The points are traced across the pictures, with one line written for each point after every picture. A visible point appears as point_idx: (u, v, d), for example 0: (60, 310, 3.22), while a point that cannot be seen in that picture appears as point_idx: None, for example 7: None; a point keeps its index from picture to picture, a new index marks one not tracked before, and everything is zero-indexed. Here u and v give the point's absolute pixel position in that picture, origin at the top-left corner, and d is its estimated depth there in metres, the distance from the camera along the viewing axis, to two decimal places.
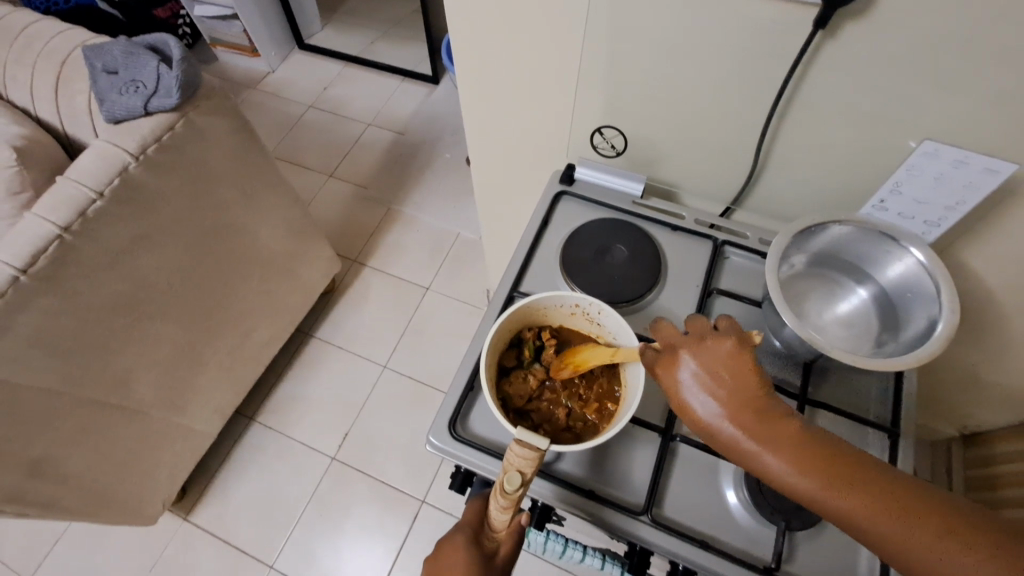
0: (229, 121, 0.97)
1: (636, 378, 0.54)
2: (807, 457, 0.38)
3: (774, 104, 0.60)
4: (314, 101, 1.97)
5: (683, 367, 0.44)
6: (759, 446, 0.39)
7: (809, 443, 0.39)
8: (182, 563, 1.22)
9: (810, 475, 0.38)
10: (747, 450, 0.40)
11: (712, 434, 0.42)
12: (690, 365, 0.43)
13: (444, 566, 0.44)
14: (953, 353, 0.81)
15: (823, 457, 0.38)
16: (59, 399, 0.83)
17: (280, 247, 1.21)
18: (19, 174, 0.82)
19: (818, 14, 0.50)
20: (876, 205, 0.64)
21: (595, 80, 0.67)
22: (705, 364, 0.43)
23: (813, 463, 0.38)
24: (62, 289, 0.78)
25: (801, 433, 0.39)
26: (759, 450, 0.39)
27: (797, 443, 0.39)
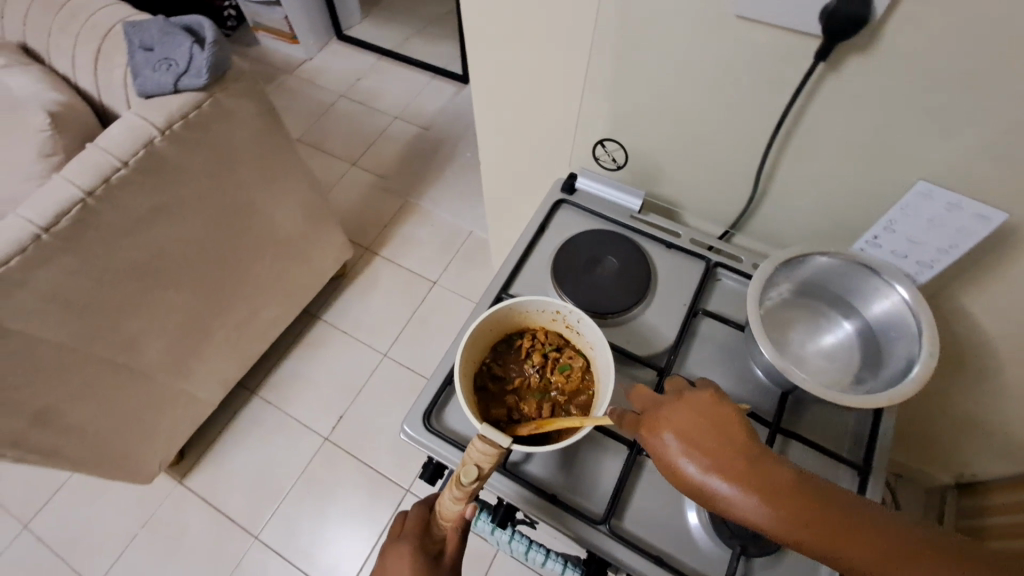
0: (255, 103, 1.00)
1: (607, 386, 0.54)
2: (803, 513, 0.36)
3: (774, 131, 0.60)
4: (346, 91, 2.02)
5: (661, 421, 0.43)
6: (752, 503, 0.37)
7: (806, 500, 0.37)
8: (174, 523, 1.27)
9: (806, 529, 0.36)
10: (738, 507, 0.37)
11: (706, 495, 0.39)
12: (667, 420, 0.42)
13: (389, 569, 0.46)
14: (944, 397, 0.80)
15: (819, 514, 0.36)
16: (70, 354, 0.88)
17: (296, 229, 1.25)
18: (52, 139, 0.87)
19: (819, 46, 0.50)
20: (869, 240, 0.62)
21: (602, 92, 0.68)
22: (687, 418, 0.42)
23: (810, 522, 0.36)
24: (82, 250, 0.82)
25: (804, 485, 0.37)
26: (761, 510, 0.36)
27: (797, 498, 0.37)
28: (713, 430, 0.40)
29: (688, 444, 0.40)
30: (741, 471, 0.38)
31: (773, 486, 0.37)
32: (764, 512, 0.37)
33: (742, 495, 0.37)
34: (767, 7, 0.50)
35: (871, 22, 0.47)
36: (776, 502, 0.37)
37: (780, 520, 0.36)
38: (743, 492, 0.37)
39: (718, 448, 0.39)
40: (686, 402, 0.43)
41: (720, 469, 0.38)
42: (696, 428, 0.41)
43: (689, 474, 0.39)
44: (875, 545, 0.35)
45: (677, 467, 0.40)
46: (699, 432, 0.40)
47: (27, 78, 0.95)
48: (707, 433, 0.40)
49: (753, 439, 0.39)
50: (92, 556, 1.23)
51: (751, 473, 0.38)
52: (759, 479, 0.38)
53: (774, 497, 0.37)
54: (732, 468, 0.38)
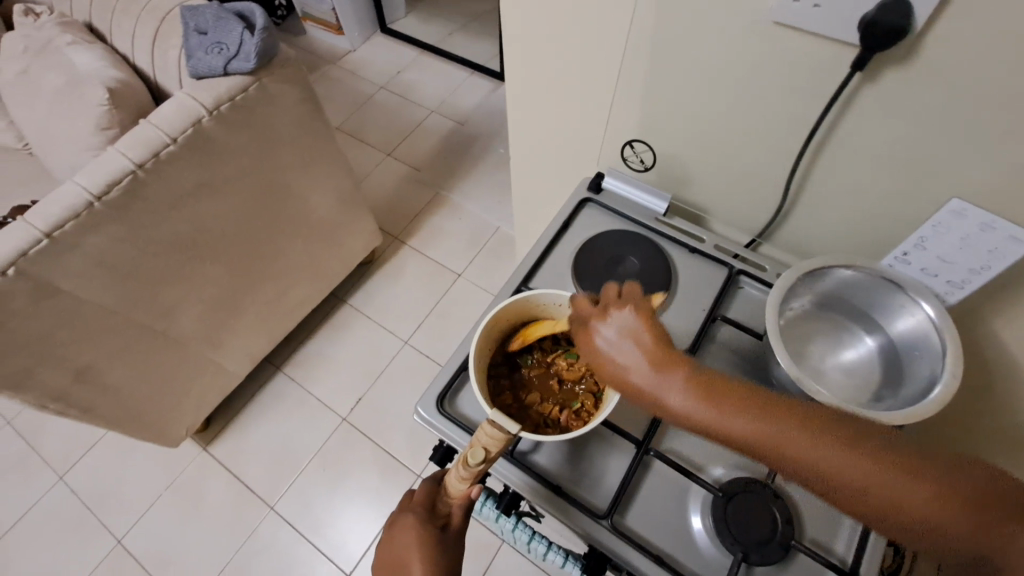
0: (298, 89, 1.03)
1: None
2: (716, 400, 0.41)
3: (807, 140, 0.60)
4: (386, 83, 2.06)
5: (594, 332, 0.46)
6: (669, 392, 0.41)
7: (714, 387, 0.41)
8: (196, 488, 1.33)
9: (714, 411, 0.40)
10: (657, 396, 0.42)
11: (632, 389, 0.43)
12: (599, 329, 0.45)
13: (396, 541, 0.48)
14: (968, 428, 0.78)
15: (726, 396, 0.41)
16: (112, 317, 0.93)
17: (329, 213, 1.28)
18: (109, 113, 0.92)
19: (857, 56, 0.50)
20: (898, 257, 0.61)
21: (634, 93, 0.68)
22: (617, 325, 0.45)
23: (723, 406, 0.40)
24: (129, 219, 0.87)
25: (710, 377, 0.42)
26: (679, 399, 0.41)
27: (704, 385, 0.41)
28: (638, 333, 0.44)
29: (618, 341, 0.44)
30: (661, 365, 0.42)
31: (690, 376, 0.41)
32: (679, 398, 0.41)
33: (660, 384, 0.42)
34: (805, 13, 0.49)
35: (912, 33, 0.46)
36: (691, 391, 0.41)
37: (693, 403, 0.41)
38: (661, 382, 0.42)
39: (640, 346, 0.43)
40: (614, 306, 0.46)
41: (639, 364, 0.43)
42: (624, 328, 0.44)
43: (616, 369, 0.43)
44: (784, 425, 0.39)
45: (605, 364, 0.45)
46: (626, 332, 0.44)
47: (91, 55, 1.01)
48: (635, 334, 0.44)
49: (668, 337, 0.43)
50: (120, 511, 1.30)
51: (668, 367, 0.42)
52: (674, 370, 0.42)
53: (688, 386, 0.41)
54: (654, 363, 0.42)
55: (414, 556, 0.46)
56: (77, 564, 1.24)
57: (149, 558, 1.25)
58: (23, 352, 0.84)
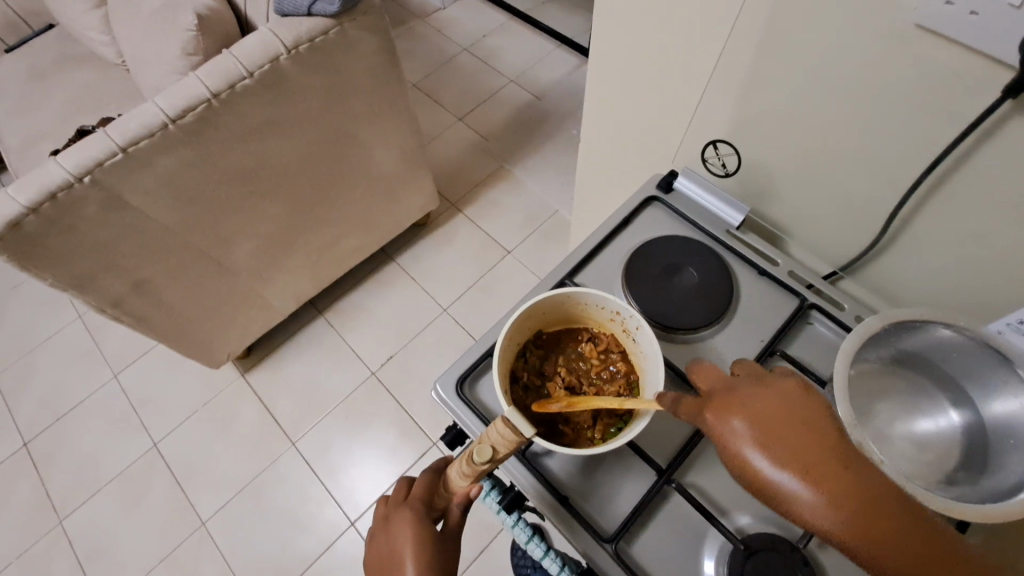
0: (379, 39, 1.01)
1: (651, 405, 0.51)
2: (868, 518, 0.33)
3: (925, 169, 0.51)
4: (471, 45, 2.02)
5: (726, 414, 0.38)
6: (826, 508, 0.33)
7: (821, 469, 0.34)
8: (229, 410, 1.40)
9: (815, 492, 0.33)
10: (795, 502, 0.34)
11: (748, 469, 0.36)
12: (729, 418, 0.38)
13: (390, 537, 0.45)
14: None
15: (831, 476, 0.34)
16: (171, 236, 0.97)
17: (390, 169, 1.28)
18: (195, 40, 0.95)
19: (1012, 79, 0.41)
20: (1012, 324, 0.49)
21: (730, 88, 0.61)
22: (756, 411, 0.37)
23: (877, 533, 0.32)
24: (199, 144, 0.89)
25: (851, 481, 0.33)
26: (832, 512, 0.33)
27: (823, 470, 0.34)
28: (775, 410, 0.37)
29: (765, 436, 0.36)
30: (825, 472, 0.34)
31: (844, 488, 0.33)
32: (828, 513, 0.33)
33: (816, 498, 0.33)
34: (958, 21, 0.41)
35: None
36: (851, 514, 0.33)
37: (841, 522, 0.33)
38: (810, 484, 0.34)
39: (798, 436, 0.35)
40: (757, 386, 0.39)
41: (799, 465, 0.34)
42: (776, 409, 0.37)
43: (759, 470, 0.35)
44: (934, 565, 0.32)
45: (740, 456, 0.36)
46: (774, 417, 0.36)
47: None
48: (788, 420, 0.36)
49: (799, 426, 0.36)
50: (161, 417, 1.39)
51: (839, 478, 0.33)
52: (832, 473, 0.34)
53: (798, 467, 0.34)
54: (814, 468, 0.34)
55: (408, 554, 0.44)
56: (118, 457, 1.35)
57: (178, 465, 1.33)
58: (90, 255, 0.89)
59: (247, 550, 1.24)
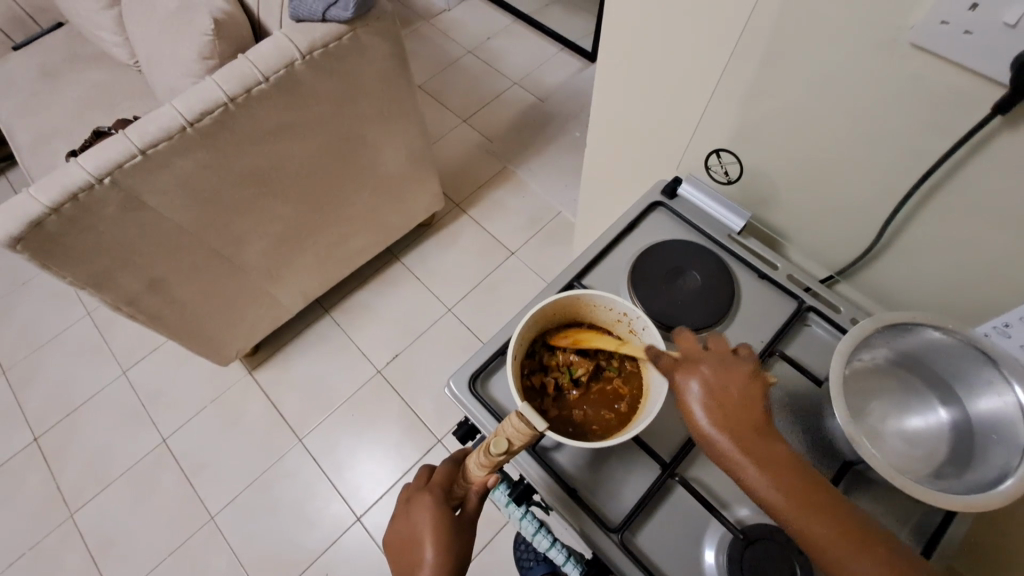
0: (389, 44, 1.03)
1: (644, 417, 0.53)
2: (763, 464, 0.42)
3: (920, 177, 0.54)
4: (475, 48, 2.04)
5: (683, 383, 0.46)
6: (734, 447, 0.42)
7: (739, 424, 0.43)
8: (237, 407, 1.42)
9: (727, 435, 0.43)
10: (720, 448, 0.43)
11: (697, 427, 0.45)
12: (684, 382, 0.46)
13: (412, 522, 0.48)
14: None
15: (745, 430, 0.43)
16: (186, 234, 1.00)
17: (399, 170, 1.30)
18: (212, 44, 0.98)
19: (1002, 97, 0.44)
20: (998, 327, 0.51)
21: (734, 98, 0.64)
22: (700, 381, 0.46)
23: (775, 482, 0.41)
24: (215, 145, 0.91)
25: (764, 444, 0.42)
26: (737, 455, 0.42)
27: (740, 426, 0.43)
28: (721, 383, 0.45)
29: (711, 398, 0.44)
30: (753, 436, 0.42)
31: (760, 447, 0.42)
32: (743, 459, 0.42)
33: (727, 439, 0.43)
34: (953, 39, 0.44)
35: None
36: (768, 468, 0.41)
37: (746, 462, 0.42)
38: (723, 427, 0.43)
39: (731, 402, 0.44)
40: (709, 359, 0.47)
41: (721, 418, 0.43)
42: (724, 377, 0.45)
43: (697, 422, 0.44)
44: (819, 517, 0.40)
45: (690, 409, 0.45)
46: (717, 388, 0.45)
47: None
48: (730, 386, 0.45)
49: (726, 397, 0.44)
50: (169, 413, 1.42)
51: (757, 442, 0.42)
52: (740, 426, 0.43)
53: (726, 424, 0.43)
54: (744, 430, 0.43)
55: (428, 536, 0.47)
56: (126, 451, 1.37)
57: (187, 461, 1.36)
58: (108, 254, 0.91)
59: (255, 545, 1.26)
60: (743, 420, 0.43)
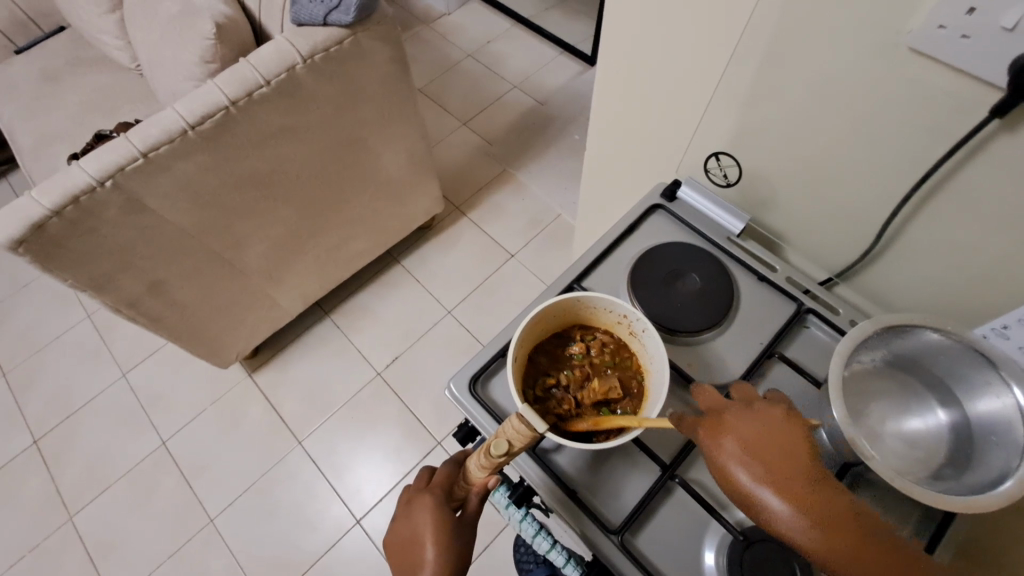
0: (390, 48, 1.04)
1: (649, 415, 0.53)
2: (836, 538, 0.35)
3: (918, 180, 0.54)
4: (475, 51, 2.05)
5: (722, 440, 0.41)
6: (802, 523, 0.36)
7: (803, 489, 0.37)
8: (236, 409, 1.42)
9: (790, 504, 0.36)
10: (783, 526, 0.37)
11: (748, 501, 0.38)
12: (723, 441, 0.41)
13: (412, 522, 0.48)
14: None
15: (807, 495, 0.36)
16: (186, 237, 1.00)
17: (399, 173, 1.31)
18: (213, 48, 0.98)
19: (999, 101, 0.44)
20: (996, 329, 0.52)
21: (733, 102, 0.64)
22: (742, 439, 0.40)
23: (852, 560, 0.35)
24: (216, 149, 0.92)
25: (837, 512, 0.36)
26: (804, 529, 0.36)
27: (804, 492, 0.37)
28: (769, 441, 0.39)
29: (754, 456, 0.39)
30: (817, 502, 0.36)
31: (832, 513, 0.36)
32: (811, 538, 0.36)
33: (792, 513, 0.36)
34: (950, 43, 0.44)
35: None
36: (839, 541, 0.35)
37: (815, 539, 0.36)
38: (786, 497, 0.37)
39: (784, 460, 0.38)
40: (744, 414, 0.42)
41: (784, 486, 0.37)
42: (766, 433, 0.40)
43: (747, 491, 0.38)
44: None
45: (728, 473, 0.40)
46: (763, 447, 0.39)
47: None
48: (775, 442, 0.39)
49: (781, 457, 0.38)
50: (169, 416, 1.42)
51: (824, 507, 0.36)
52: (805, 491, 0.37)
53: (788, 490, 0.37)
54: (808, 497, 0.37)
55: (429, 537, 0.47)
56: (126, 454, 1.37)
57: (187, 463, 1.36)
58: (109, 257, 0.91)
59: (254, 547, 1.26)
60: (807, 486, 0.37)
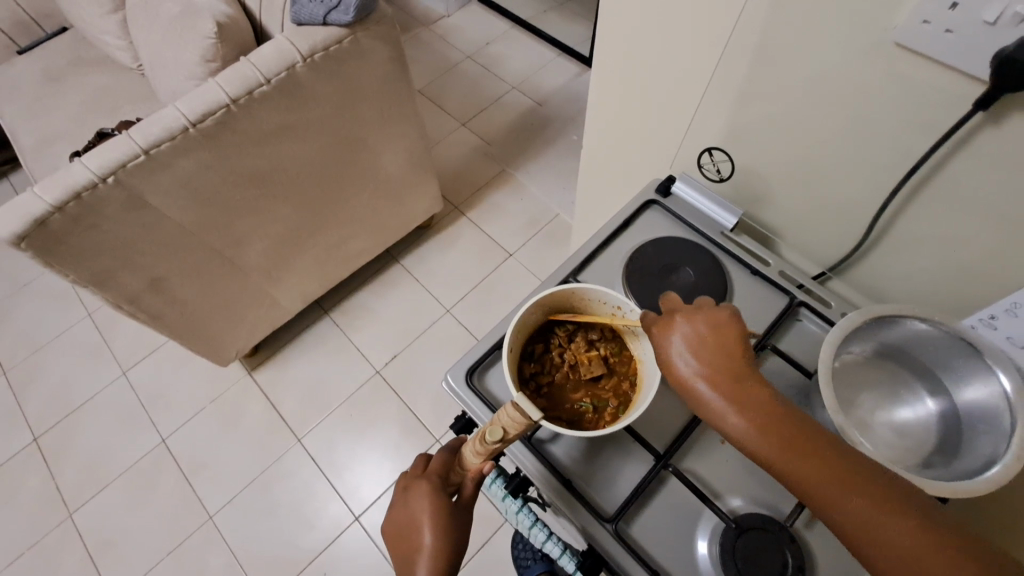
0: (389, 48, 1.05)
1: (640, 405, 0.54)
2: (751, 416, 0.41)
3: (906, 174, 0.55)
4: (474, 53, 2.06)
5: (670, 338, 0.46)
6: (721, 403, 0.42)
7: (727, 375, 0.43)
8: (236, 407, 1.43)
9: (712, 387, 0.42)
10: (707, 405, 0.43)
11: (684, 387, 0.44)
12: (671, 338, 0.46)
13: (409, 508, 0.49)
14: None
15: (726, 379, 0.42)
16: (187, 234, 1.01)
17: (398, 172, 1.32)
18: (214, 47, 0.99)
19: (982, 94, 0.45)
20: (984, 320, 0.52)
21: (725, 99, 0.66)
22: (687, 335, 0.45)
23: (767, 434, 0.40)
24: (217, 147, 0.93)
25: (757, 396, 0.41)
26: (721, 407, 0.41)
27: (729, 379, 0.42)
28: (710, 338, 0.45)
29: (693, 350, 0.44)
30: (736, 386, 0.42)
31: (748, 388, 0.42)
32: (728, 417, 0.41)
33: (713, 394, 0.42)
34: (934, 38, 0.45)
35: None
36: (751, 419, 0.41)
37: (734, 415, 0.41)
38: (711, 381, 0.43)
39: (717, 354, 0.44)
40: (697, 313, 0.46)
41: (706, 373, 0.43)
42: (710, 331, 0.45)
43: (682, 376, 0.44)
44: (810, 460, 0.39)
45: (671, 363, 0.45)
46: (704, 343, 0.44)
47: None
48: (717, 339, 0.44)
49: (715, 349, 0.44)
50: (169, 414, 1.42)
51: (741, 391, 0.42)
52: (727, 378, 0.42)
53: (712, 377, 0.43)
54: (723, 378, 0.43)
55: (426, 522, 0.48)
56: (125, 452, 1.38)
57: (186, 461, 1.36)
58: (111, 253, 0.92)
59: (253, 544, 1.26)
60: (735, 374, 0.43)
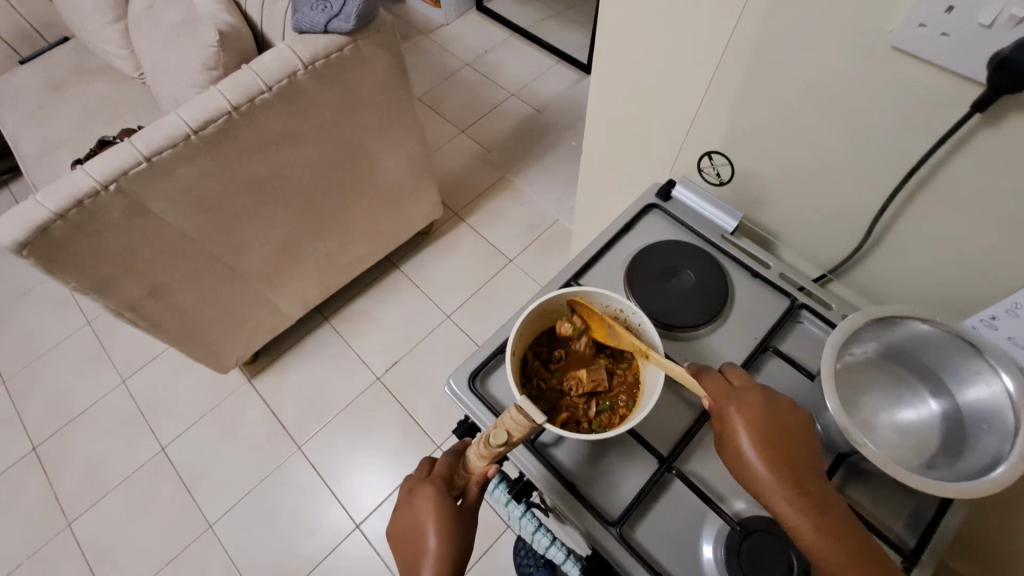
0: (388, 55, 1.06)
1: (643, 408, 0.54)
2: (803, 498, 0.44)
3: (904, 176, 0.56)
4: (473, 61, 2.08)
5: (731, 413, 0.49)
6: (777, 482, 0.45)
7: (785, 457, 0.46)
8: (236, 415, 1.42)
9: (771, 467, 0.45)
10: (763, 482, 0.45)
11: (740, 462, 0.47)
12: (733, 412, 0.49)
13: (414, 511, 0.49)
14: (1000, 538, 0.68)
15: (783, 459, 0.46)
16: (187, 241, 1.01)
17: (398, 178, 1.32)
18: (215, 55, 1.00)
19: (980, 95, 0.46)
20: (985, 320, 0.52)
21: (723, 103, 0.66)
22: (746, 414, 0.48)
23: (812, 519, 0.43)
24: (218, 155, 0.93)
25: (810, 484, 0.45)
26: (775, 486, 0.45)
27: (787, 462, 0.46)
28: (770, 421, 0.48)
29: (756, 430, 0.47)
30: (795, 468, 0.45)
31: (804, 477, 0.45)
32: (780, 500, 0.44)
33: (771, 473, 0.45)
34: (930, 42, 0.46)
35: None
36: (805, 505, 0.44)
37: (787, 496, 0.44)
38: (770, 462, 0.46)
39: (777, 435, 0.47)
40: (754, 396, 0.50)
41: (769, 452, 0.46)
42: (773, 414, 0.48)
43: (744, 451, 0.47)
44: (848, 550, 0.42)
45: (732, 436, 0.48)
46: (768, 425, 0.47)
47: None
48: (778, 422, 0.48)
49: (775, 432, 0.47)
50: (169, 422, 1.42)
51: (798, 477, 0.45)
52: (787, 463, 0.45)
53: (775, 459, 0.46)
54: (781, 458, 0.46)
55: (431, 524, 0.47)
56: (124, 460, 1.37)
57: (186, 469, 1.36)
58: (111, 260, 0.92)
59: (253, 552, 1.26)
60: (790, 457, 0.46)
